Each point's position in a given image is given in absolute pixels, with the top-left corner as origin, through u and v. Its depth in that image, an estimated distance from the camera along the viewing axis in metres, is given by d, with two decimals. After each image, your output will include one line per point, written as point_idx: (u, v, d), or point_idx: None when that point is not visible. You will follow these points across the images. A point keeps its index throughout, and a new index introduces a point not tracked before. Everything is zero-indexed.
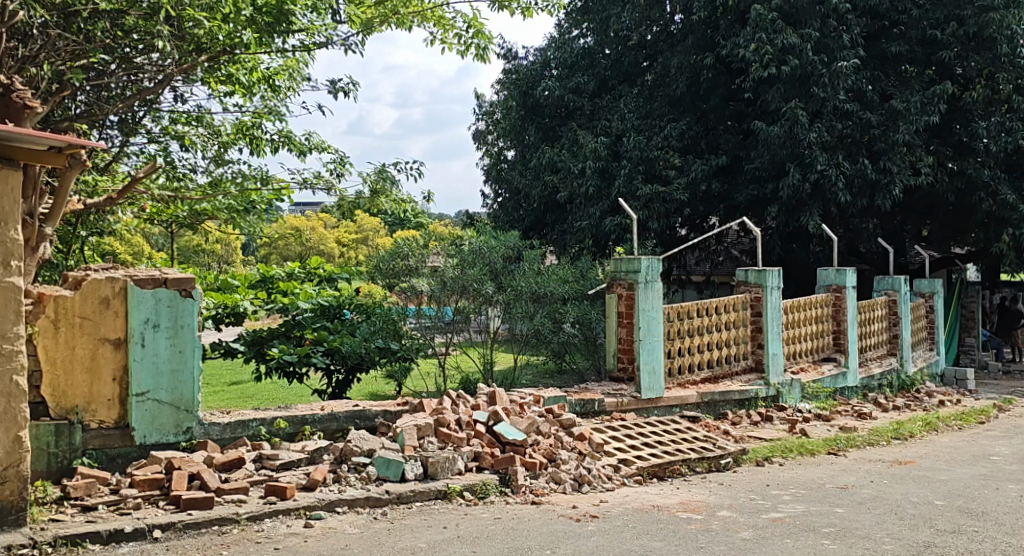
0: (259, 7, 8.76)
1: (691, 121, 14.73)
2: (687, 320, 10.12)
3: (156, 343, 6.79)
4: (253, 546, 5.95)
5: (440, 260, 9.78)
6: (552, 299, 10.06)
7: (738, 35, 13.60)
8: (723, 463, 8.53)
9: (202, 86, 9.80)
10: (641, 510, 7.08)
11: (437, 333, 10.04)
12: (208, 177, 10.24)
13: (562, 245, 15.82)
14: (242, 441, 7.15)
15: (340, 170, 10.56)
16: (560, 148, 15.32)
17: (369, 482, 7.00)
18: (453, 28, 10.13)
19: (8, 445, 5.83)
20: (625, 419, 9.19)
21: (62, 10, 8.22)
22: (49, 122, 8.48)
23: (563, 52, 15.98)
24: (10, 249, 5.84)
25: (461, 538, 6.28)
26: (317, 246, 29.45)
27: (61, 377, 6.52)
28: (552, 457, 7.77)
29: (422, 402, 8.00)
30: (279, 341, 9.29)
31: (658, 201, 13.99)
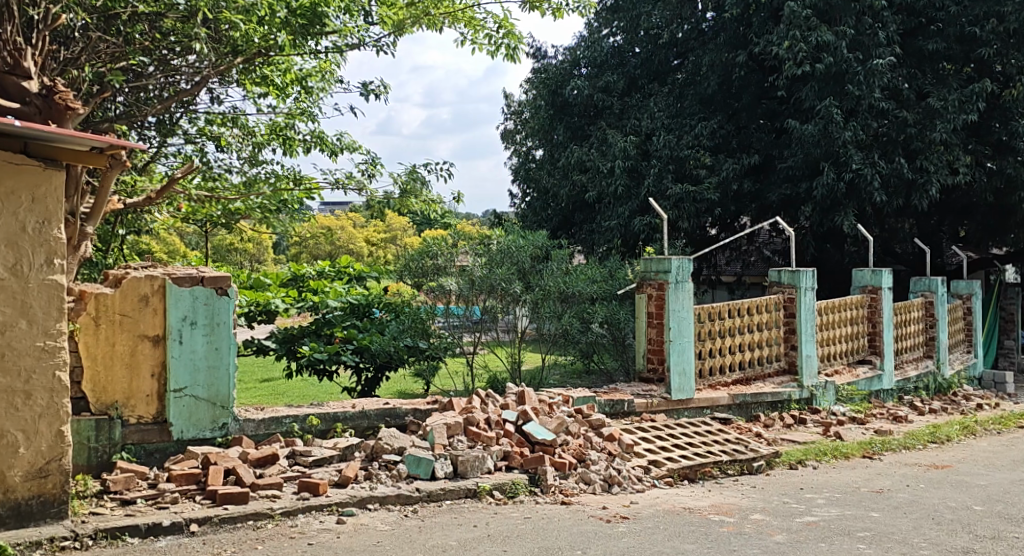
0: (293, 9, 8.80)
1: (723, 120, 14.63)
2: (718, 321, 10.05)
3: (193, 340, 6.86)
4: (288, 542, 5.99)
5: (468, 260, 9.77)
6: (580, 299, 9.97)
7: (771, 32, 13.48)
8: (755, 466, 8.48)
9: (237, 88, 9.85)
10: (673, 511, 7.05)
11: (466, 332, 10.00)
12: (242, 177, 10.34)
13: (590, 245, 15.77)
14: (275, 437, 7.21)
15: (372, 171, 10.59)
16: (589, 147, 15.28)
17: (399, 480, 7.03)
18: (484, 29, 10.12)
19: (51, 439, 5.90)
20: (655, 420, 9.15)
21: (103, 14, 8.34)
22: (90, 123, 8.58)
23: (593, 51, 15.97)
24: (54, 248, 5.94)
25: (492, 537, 6.28)
26: (346, 245, 29.63)
27: (101, 373, 6.61)
28: (582, 457, 7.75)
29: (451, 401, 8.03)
30: (309, 339, 9.35)
31: (689, 201, 13.94)
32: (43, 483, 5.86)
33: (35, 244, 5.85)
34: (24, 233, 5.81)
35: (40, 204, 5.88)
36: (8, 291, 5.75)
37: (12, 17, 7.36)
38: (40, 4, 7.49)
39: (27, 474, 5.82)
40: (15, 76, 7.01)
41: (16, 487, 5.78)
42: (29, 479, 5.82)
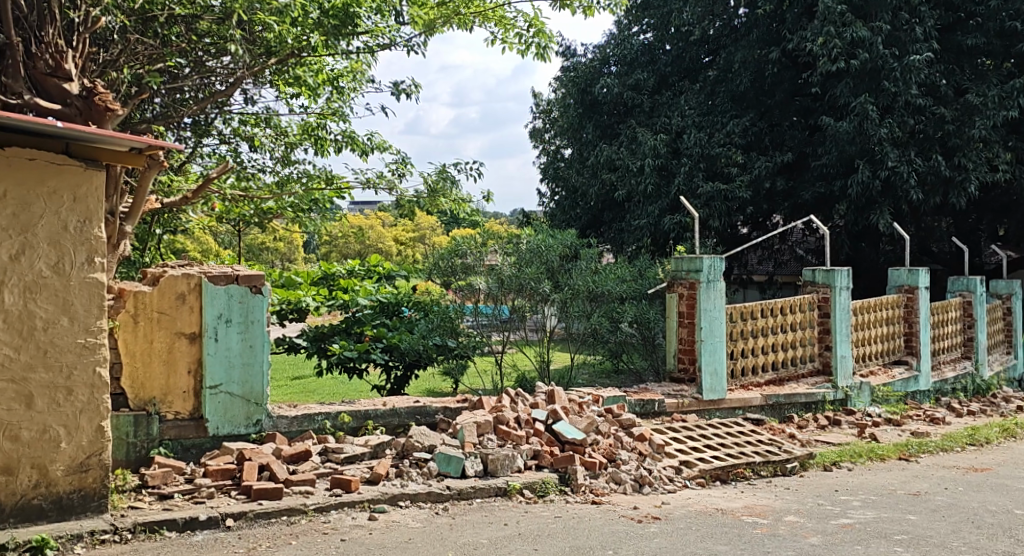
0: (326, 10, 8.84)
1: (755, 118, 14.51)
2: (750, 321, 9.97)
3: (228, 338, 6.91)
4: (321, 537, 6.00)
5: (497, 259, 9.76)
6: (609, 298, 9.95)
7: (805, 28, 13.36)
8: (789, 467, 8.41)
9: (270, 88, 9.91)
10: (706, 513, 7.00)
11: (495, 330, 10.03)
12: (275, 177, 10.41)
13: (620, 243, 15.72)
14: (308, 434, 7.25)
15: (402, 170, 10.61)
16: (619, 146, 15.24)
17: (430, 478, 7.04)
18: (515, 28, 10.10)
19: (92, 434, 5.97)
20: (686, 420, 9.10)
21: (142, 17, 8.47)
22: (128, 125, 8.69)
23: (623, 48, 15.94)
24: (94, 247, 6.00)
25: (522, 536, 6.26)
26: (375, 244, 29.80)
27: (140, 370, 6.68)
28: (612, 457, 7.72)
29: (482, 400, 8.05)
30: (340, 337, 9.37)
31: (719, 200, 13.86)
32: (84, 477, 5.93)
33: (77, 243, 5.92)
34: (65, 232, 5.88)
35: (81, 204, 5.94)
36: (49, 288, 5.83)
37: (56, 19, 7.44)
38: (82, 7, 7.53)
39: (69, 468, 5.89)
40: (57, 78, 7.16)
41: (57, 481, 5.85)
42: (71, 473, 5.89)
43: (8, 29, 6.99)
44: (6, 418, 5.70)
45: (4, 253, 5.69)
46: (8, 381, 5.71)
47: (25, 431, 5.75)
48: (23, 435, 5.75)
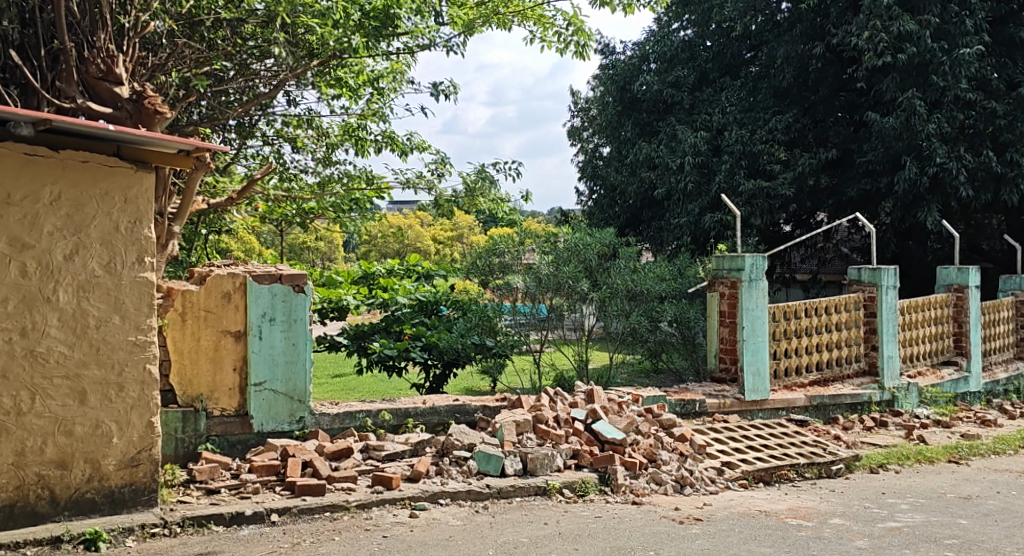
0: (366, 12, 8.96)
1: (799, 114, 14.33)
2: (794, 320, 9.85)
3: (272, 336, 6.96)
4: (363, 534, 6.02)
5: (535, 258, 9.74)
6: (648, 297, 9.93)
7: (850, 22, 13.14)
8: (834, 470, 8.29)
9: (312, 90, 9.98)
10: (749, 514, 6.92)
11: (532, 330, 9.95)
12: (317, 177, 10.48)
13: (659, 242, 15.61)
14: (350, 432, 7.28)
15: (441, 170, 10.63)
16: (658, 143, 15.17)
17: (470, 476, 7.04)
18: (554, 27, 10.04)
19: (142, 430, 6.04)
20: (728, 421, 9.00)
21: (189, 20, 8.62)
22: (175, 128, 8.82)
23: (663, 45, 15.80)
24: (144, 247, 6.07)
25: (563, 535, 6.24)
26: (414, 243, 29.97)
27: (188, 367, 6.75)
28: (653, 458, 7.66)
29: (521, 399, 8.04)
30: (379, 336, 9.36)
31: (762, 197, 13.72)
32: (135, 472, 6.01)
33: (128, 243, 6.00)
34: (117, 232, 5.96)
35: (132, 205, 6.02)
36: (101, 288, 5.91)
37: (108, 24, 7.54)
38: (131, 12, 7.62)
39: (120, 463, 5.97)
40: (108, 82, 7.32)
41: (110, 475, 5.93)
42: (122, 468, 5.97)
43: (62, 36, 7.10)
44: (60, 413, 5.78)
45: (58, 252, 5.78)
46: (63, 377, 5.78)
47: (78, 426, 5.83)
48: (77, 431, 5.83)
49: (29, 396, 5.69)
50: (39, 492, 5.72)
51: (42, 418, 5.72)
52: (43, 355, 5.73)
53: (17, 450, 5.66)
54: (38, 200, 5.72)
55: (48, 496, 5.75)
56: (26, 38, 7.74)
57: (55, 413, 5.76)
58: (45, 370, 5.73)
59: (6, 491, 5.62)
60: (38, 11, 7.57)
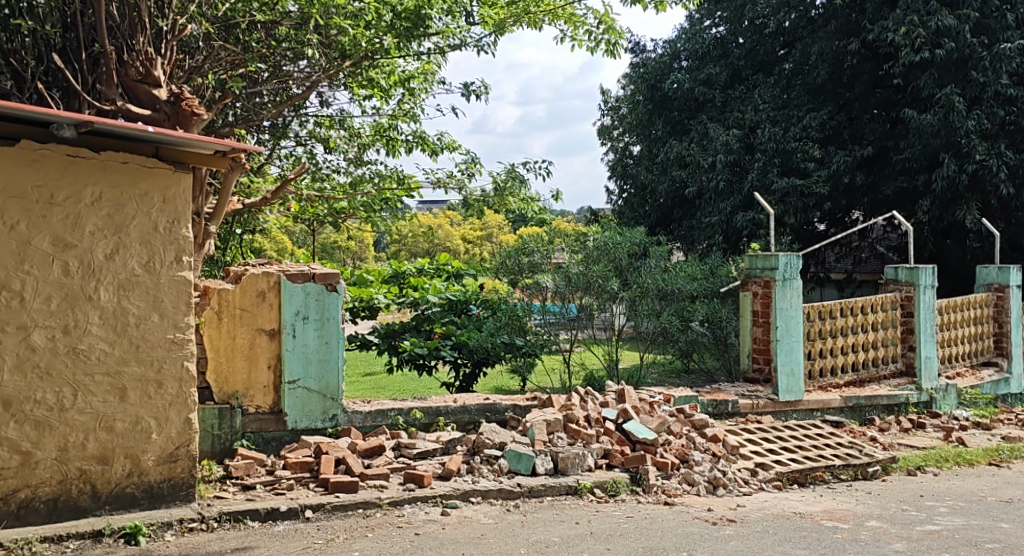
0: (397, 13, 8.86)
1: (833, 111, 14.16)
2: (829, 320, 9.75)
3: (306, 335, 7.00)
4: (396, 531, 6.03)
5: (564, 257, 9.70)
6: (680, 297, 9.88)
7: (887, 18, 12.97)
8: (870, 471, 8.19)
9: (344, 91, 10.00)
10: (784, 516, 6.85)
11: (562, 329, 9.92)
12: (349, 177, 10.52)
13: (690, 241, 15.52)
14: (382, 429, 7.28)
15: (471, 170, 10.63)
16: (689, 141, 15.09)
17: (500, 475, 7.02)
18: (584, 25, 9.95)
19: (180, 426, 6.09)
20: (761, 421, 8.92)
21: (224, 22, 8.67)
22: (212, 130, 8.92)
23: (694, 43, 15.69)
24: (182, 246, 6.12)
25: (595, 534, 6.20)
26: (443, 243, 30.06)
27: (224, 364, 6.80)
28: (684, 458, 7.60)
29: (551, 398, 8.01)
30: (410, 334, 9.36)
31: (795, 195, 13.60)
32: (173, 467, 6.07)
33: (166, 242, 6.05)
34: (156, 232, 6.01)
35: (170, 205, 6.06)
36: (140, 287, 5.96)
37: (146, 27, 7.61)
38: (169, 15, 7.65)
39: (159, 459, 6.02)
40: (146, 85, 7.38)
41: (149, 471, 5.98)
42: (161, 463, 6.02)
43: (102, 38, 7.25)
44: (101, 409, 5.83)
45: (100, 252, 5.84)
46: (103, 374, 5.84)
47: (119, 422, 5.89)
48: (118, 426, 5.89)
49: (72, 392, 5.74)
50: (81, 487, 5.78)
51: (83, 414, 5.78)
52: (85, 353, 5.78)
53: (60, 445, 5.71)
54: (80, 200, 5.78)
55: (90, 491, 5.81)
56: (68, 42, 7.90)
57: (96, 409, 5.81)
58: (87, 367, 5.79)
59: (49, 485, 5.69)
60: (78, 14, 7.69)
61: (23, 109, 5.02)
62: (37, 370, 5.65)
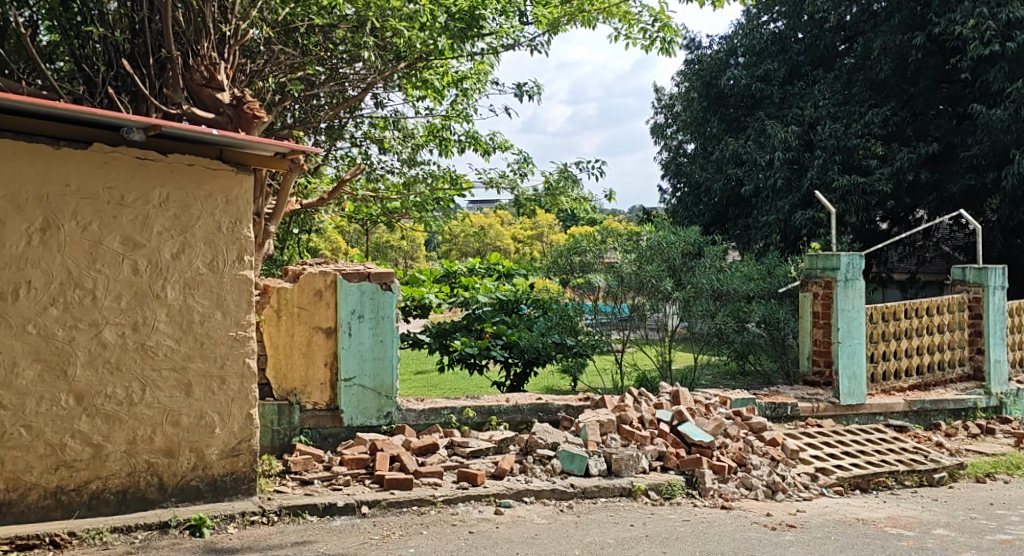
0: (452, 14, 8.75)
1: (897, 107, 13.82)
2: (893, 321, 9.50)
3: (361, 333, 6.98)
4: (450, 529, 5.98)
5: (617, 256, 9.50)
6: (734, 297, 9.71)
7: (954, 10, 12.60)
8: (937, 478, 7.95)
9: (399, 92, 10.00)
10: (846, 522, 6.66)
11: (613, 329, 9.71)
12: (402, 177, 10.54)
13: (746, 241, 15.27)
14: (435, 427, 7.25)
15: (523, 170, 10.57)
16: (746, 139, 14.83)
17: (554, 475, 6.94)
18: (639, 23, 9.76)
19: (242, 421, 6.13)
20: (822, 425, 8.72)
21: (285, 27, 8.80)
22: (271, 132, 9.02)
23: (752, 38, 15.41)
24: (244, 246, 6.15)
25: (650, 537, 6.08)
26: (494, 242, 30.12)
27: (282, 361, 6.88)
28: (742, 462, 7.43)
29: (604, 399, 7.89)
30: (461, 333, 9.34)
31: (857, 193, 13.33)
32: (236, 461, 6.11)
33: (228, 242, 6.08)
34: (219, 232, 6.05)
35: (233, 206, 6.10)
36: (205, 285, 6.00)
37: (211, 32, 7.67)
38: (233, 21, 7.72)
39: (223, 452, 6.06)
40: (211, 89, 7.47)
41: (213, 464, 6.03)
42: (224, 457, 6.07)
43: (169, 45, 7.31)
44: (168, 404, 5.88)
45: (166, 251, 5.89)
46: (170, 370, 5.89)
47: (185, 417, 5.93)
48: (183, 421, 5.93)
49: (140, 387, 5.80)
50: (149, 479, 5.84)
51: (151, 409, 5.83)
52: (153, 349, 5.84)
53: (129, 439, 5.77)
54: (149, 201, 5.83)
55: (157, 483, 5.86)
56: (135, 47, 8.04)
57: (163, 404, 5.87)
58: (155, 362, 5.84)
59: (119, 477, 5.75)
60: (146, 20, 7.83)
61: (94, 113, 5.07)
62: (108, 366, 5.70)
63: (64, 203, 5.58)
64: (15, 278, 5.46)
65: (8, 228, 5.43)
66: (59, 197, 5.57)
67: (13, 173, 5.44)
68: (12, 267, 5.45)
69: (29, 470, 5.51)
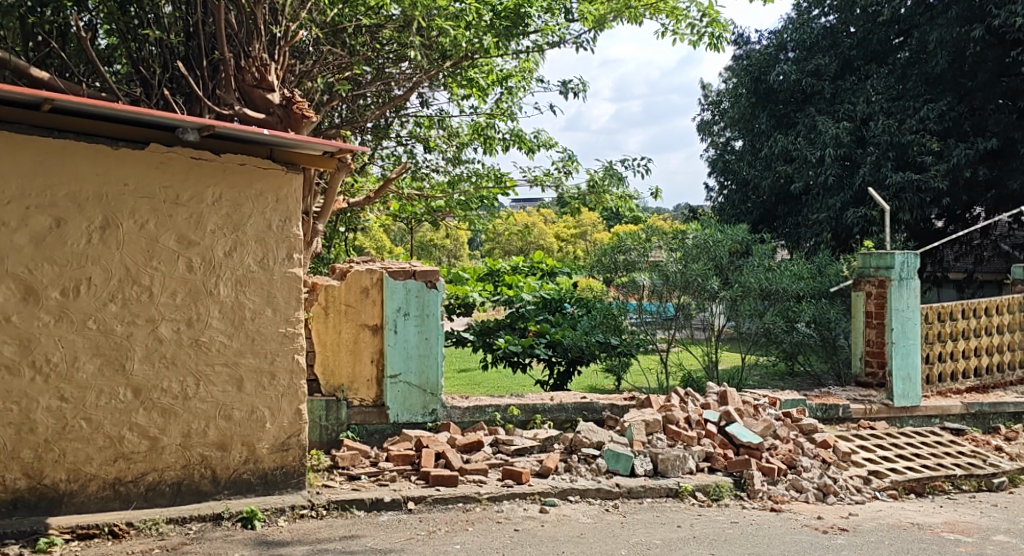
0: (498, 12, 8.75)
1: (953, 101, 13.51)
2: (949, 321, 9.29)
3: (407, 330, 6.96)
4: (495, 526, 5.93)
5: (662, 255, 9.31)
6: (784, 296, 9.54)
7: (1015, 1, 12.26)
8: (996, 482, 7.74)
9: (444, 91, 9.97)
10: (900, 526, 6.49)
11: (658, 329, 9.54)
12: (446, 176, 10.51)
13: (796, 239, 15.02)
14: (480, 425, 7.22)
15: (568, 167, 10.47)
16: (796, 135, 14.58)
17: (599, 475, 6.84)
18: (687, 18, 9.58)
19: (291, 417, 6.14)
20: (875, 427, 8.52)
21: (333, 28, 8.82)
22: (319, 132, 9.06)
23: (803, 33, 15.12)
24: (293, 244, 6.16)
25: (697, 538, 5.97)
26: (537, 241, 30.04)
27: (330, 358, 6.88)
28: (792, 464, 7.28)
29: (650, 398, 7.77)
30: (505, 332, 9.30)
31: (912, 190, 13.05)
32: (286, 455, 6.12)
33: (279, 240, 6.09)
34: (269, 230, 6.06)
35: (283, 205, 6.11)
36: (257, 282, 6.02)
37: (262, 34, 7.71)
38: (283, 22, 7.77)
39: (273, 447, 6.08)
40: (262, 89, 7.54)
41: (264, 458, 6.05)
42: (274, 451, 6.08)
43: (222, 47, 7.39)
44: (221, 399, 5.91)
45: (220, 249, 5.91)
46: (223, 365, 5.92)
47: (237, 411, 5.96)
48: (236, 415, 5.96)
49: (194, 382, 5.83)
50: (202, 472, 5.87)
51: (205, 403, 5.86)
52: (206, 344, 5.87)
53: (184, 432, 5.81)
54: (202, 200, 5.86)
55: (210, 476, 5.90)
56: (190, 50, 8.17)
57: (216, 398, 5.90)
58: (208, 357, 5.87)
59: (174, 470, 5.79)
60: (201, 24, 7.97)
61: (152, 114, 5.09)
62: (164, 361, 5.75)
63: (123, 202, 5.64)
64: (76, 275, 5.52)
65: (69, 226, 5.50)
66: (118, 196, 5.63)
67: (73, 172, 5.50)
68: (73, 265, 5.52)
69: (89, 461, 5.57)
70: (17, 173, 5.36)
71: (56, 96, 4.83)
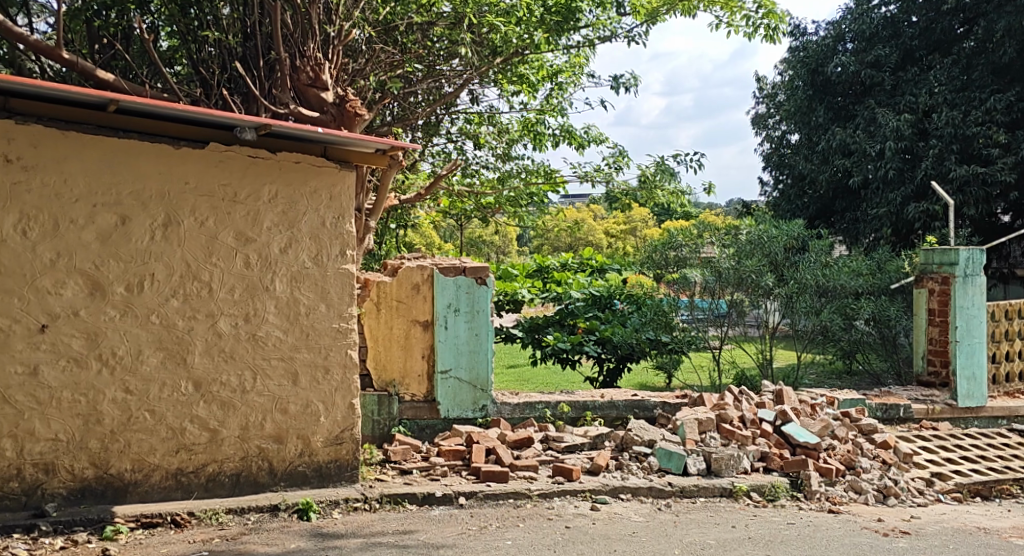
0: (549, 7, 8.67)
1: (1021, 91, 13.15)
2: (1016, 319, 8.99)
3: (457, 326, 6.94)
4: (547, 522, 5.85)
5: (714, 251, 9.13)
6: (842, 293, 9.28)
7: None
8: None
9: (494, 87, 9.87)
10: (966, 530, 6.27)
11: (711, 325, 9.27)
12: (496, 173, 10.45)
13: (855, 234, 14.67)
14: (530, 421, 7.15)
15: (619, 163, 10.34)
16: (854, 129, 14.23)
17: (650, 473, 6.72)
18: (742, 9, 9.33)
19: (344, 412, 6.13)
20: (938, 428, 8.26)
21: (384, 26, 8.80)
22: (371, 129, 9.07)
23: (862, 23, 14.68)
24: (346, 240, 6.14)
25: (754, 540, 5.81)
26: (586, 238, 29.86)
27: (382, 352, 6.83)
28: (851, 465, 7.09)
29: (704, 396, 7.62)
30: (554, 328, 9.21)
31: (976, 184, 12.74)
32: (339, 449, 6.11)
33: (332, 237, 6.09)
34: (323, 228, 6.06)
35: (336, 203, 6.10)
36: (310, 279, 6.02)
37: (316, 34, 7.74)
38: (336, 21, 7.76)
39: (327, 440, 6.07)
40: (316, 88, 7.55)
41: (318, 451, 6.05)
42: (328, 444, 6.08)
43: (278, 46, 7.43)
44: (277, 392, 5.92)
45: (276, 246, 5.92)
46: (279, 359, 5.93)
47: (292, 405, 5.96)
48: (291, 409, 5.96)
49: (252, 375, 5.85)
50: (259, 464, 5.89)
51: (262, 396, 5.88)
52: (263, 339, 5.88)
53: (242, 425, 5.83)
54: (259, 198, 5.87)
55: (267, 468, 5.91)
56: (248, 51, 8.19)
57: (273, 392, 5.91)
58: (264, 352, 5.88)
59: (233, 461, 5.81)
60: (258, 24, 8.00)
61: (213, 113, 5.10)
62: (223, 355, 5.77)
63: (184, 199, 5.66)
64: (140, 271, 5.56)
65: (133, 223, 5.54)
66: (180, 194, 5.66)
67: (137, 170, 5.54)
68: (138, 261, 5.56)
69: (153, 452, 5.62)
70: (84, 171, 5.41)
71: (121, 96, 4.85)
